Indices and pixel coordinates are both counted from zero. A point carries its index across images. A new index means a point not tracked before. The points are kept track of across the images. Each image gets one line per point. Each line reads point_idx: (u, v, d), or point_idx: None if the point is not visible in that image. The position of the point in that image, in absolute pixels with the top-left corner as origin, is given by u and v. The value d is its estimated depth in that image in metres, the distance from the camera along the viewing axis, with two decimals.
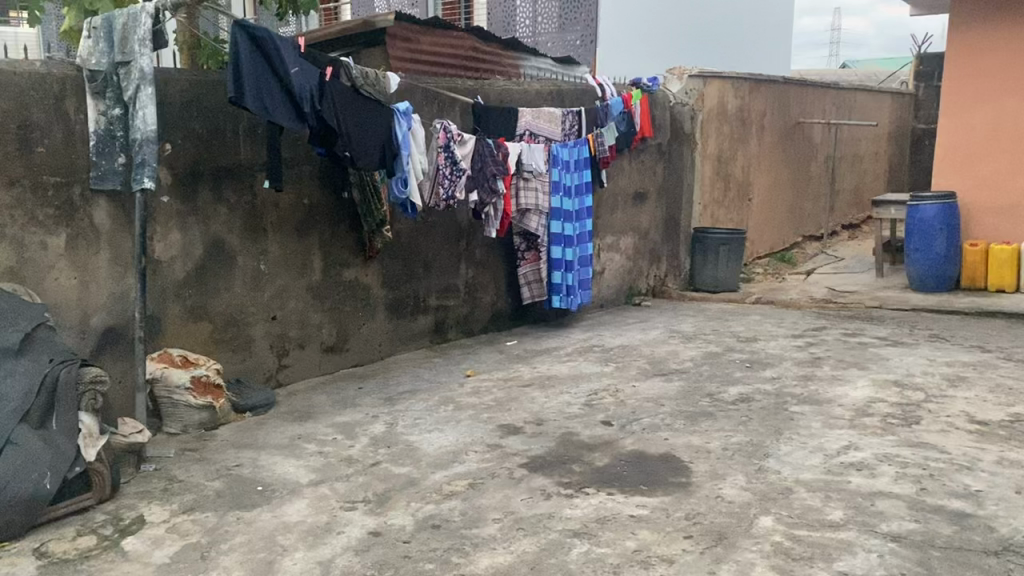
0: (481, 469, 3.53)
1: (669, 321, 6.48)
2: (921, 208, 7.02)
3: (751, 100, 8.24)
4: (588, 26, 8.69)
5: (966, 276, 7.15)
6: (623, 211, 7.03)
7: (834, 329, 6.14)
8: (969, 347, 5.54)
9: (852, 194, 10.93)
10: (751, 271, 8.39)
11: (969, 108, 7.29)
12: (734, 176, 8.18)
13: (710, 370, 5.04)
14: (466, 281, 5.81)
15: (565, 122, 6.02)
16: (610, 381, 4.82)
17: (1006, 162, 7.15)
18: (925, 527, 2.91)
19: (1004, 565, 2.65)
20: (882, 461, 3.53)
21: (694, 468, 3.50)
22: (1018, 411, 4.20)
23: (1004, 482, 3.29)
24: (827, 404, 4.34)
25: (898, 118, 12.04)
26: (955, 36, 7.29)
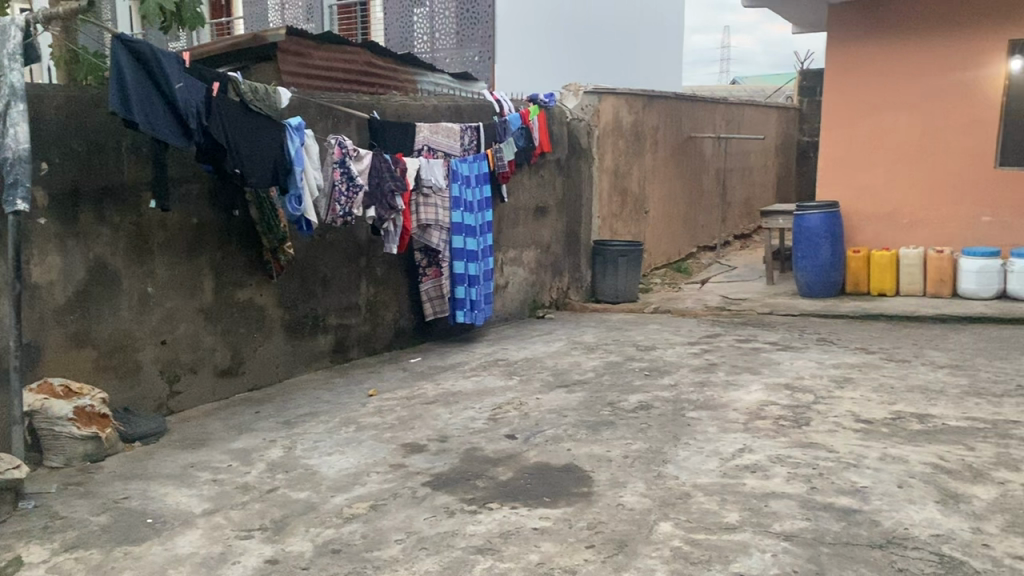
0: (383, 490, 3.48)
1: (572, 333, 6.56)
2: (806, 218, 7.34)
3: (645, 115, 8.44)
4: (485, 43, 8.74)
5: (850, 281, 7.49)
6: (524, 225, 7.08)
7: (728, 336, 6.33)
8: (853, 350, 5.80)
9: (742, 205, 11.33)
10: (650, 281, 8.57)
11: (849, 119, 7.66)
12: (631, 190, 8.36)
13: (611, 379, 5.12)
14: (366, 299, 5.72)
15: (464, 137, 6.06)
16: (513, 395, 4.83)
17: (883, 172, 7.56)
18: (816, 525, 3.01)
19: (888, 557, 2.78)
20: (776, 462, 3.65)
21: (596, 477, 3.54)
22: (899, 409, 4.41)
23: (887, 477, 3.45)
24: (721, 409, 4.46)
25: (784, 132, 12.56)
26: (834, 52, 7.63)
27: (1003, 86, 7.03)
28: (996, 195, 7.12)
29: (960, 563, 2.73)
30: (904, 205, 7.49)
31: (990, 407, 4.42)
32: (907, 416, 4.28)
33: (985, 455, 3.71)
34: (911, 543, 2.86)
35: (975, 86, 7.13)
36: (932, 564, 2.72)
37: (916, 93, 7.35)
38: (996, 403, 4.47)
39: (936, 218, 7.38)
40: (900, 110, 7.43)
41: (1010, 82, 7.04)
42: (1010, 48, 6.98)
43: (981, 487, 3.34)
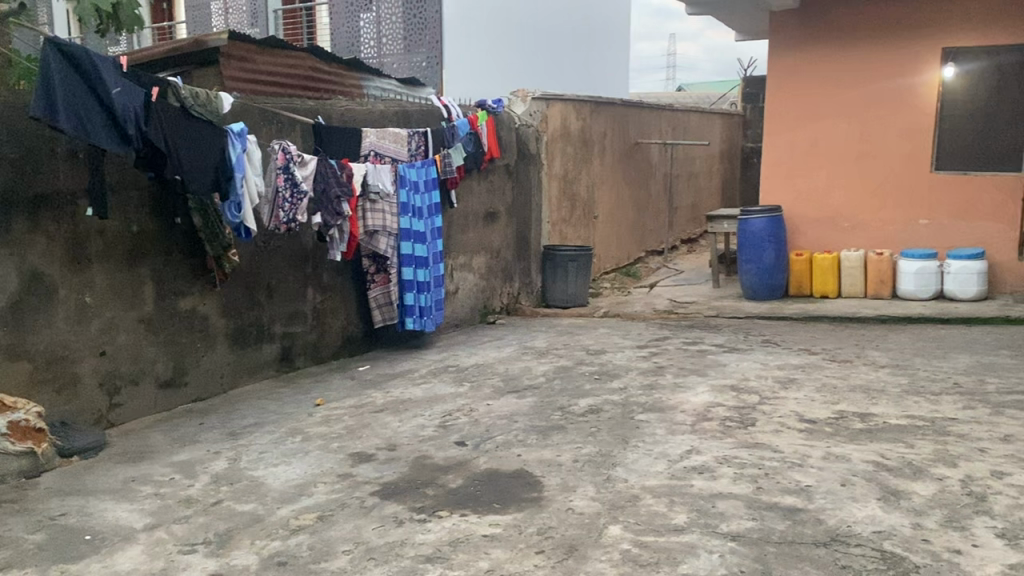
0: (331, 500, 3.43)
1: (522, 338, 6.56)
2: (750, 221, 7.45)
3: (592, 121, 8.49)
4: (433, 48, 8.72)
5: (793, 284, 7.63)
6: (474, 231, 7.06)
7: (676, 339, 6.39)
8: (798, 351, 5.90)
9: (689, 210, 11.48)
10: (599, 285, 8.63)
11: (790, 126, 7.82)
12: (580, 195, 8.41)
13: (561, 384, 5.13)
14: (313, 307, 5.65)
15: (411, 142, 6.03)
16: (463, 401, 4.81)
17: (823, 177, 7.73)
18: (762, 525, 3.05)
19: (832, 554, 2.82)
20: (722, 463, 3.69)
21: (546, 482, 3.54)
22: (842, 408, 4.50)
23: (831, 476, 3.51)
24: (670, 411, 4.50)
25: (729, 137, 12.76)
26: (775, 60, 7.77)
27: (938, 92, 7.23)
28: (932, 199, 7.32)
29: (901, 558, 2.78)
30: (844, 209, 7.67)
31: (929, 405, 4.53)
32: (849, 416, 4.37)
33: (924, 452, 3.80)
34: (854, 540, 2.92)
35: (910, 93, 7.32)
36: (874, 560, 2.77)
37: (854, 99, 7.53)
38: (934, 401, 4.59)
39: (876, 221, 7.56)
40: (840, 117, 7.61)
41: (943, 88, 7.25)
42: (944, 56, 7.19)
43: (921, 484, 3.42)
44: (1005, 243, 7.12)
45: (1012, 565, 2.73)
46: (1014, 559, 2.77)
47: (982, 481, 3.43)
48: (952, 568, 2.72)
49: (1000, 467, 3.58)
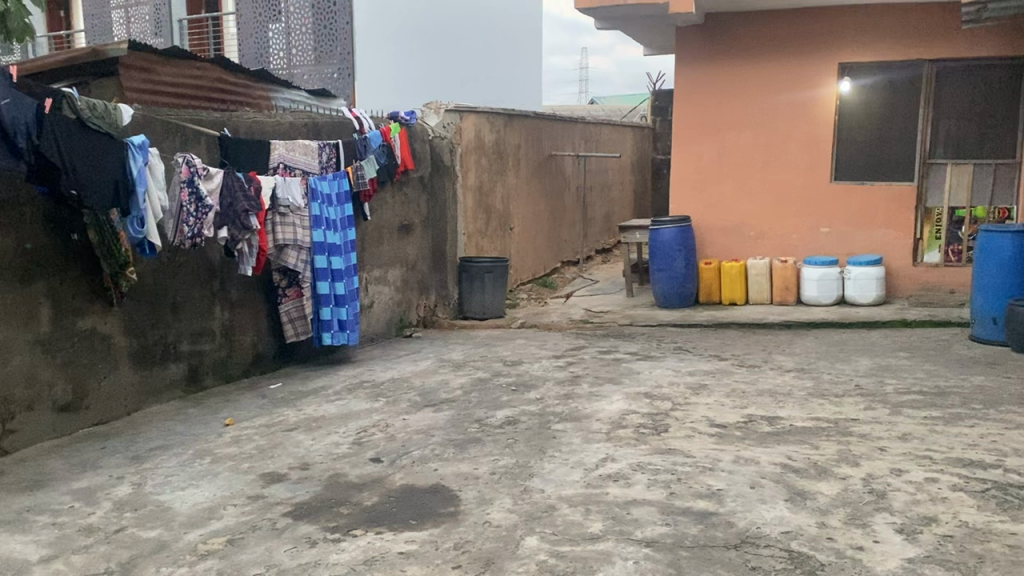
0: (241, 523, 3.33)
1: (439, 351, 6.53)
2: (660, 231, 7.60)
3: (506, 134, 8.54)
4: (344, 60, 8.63)
5: (703, 292, 7.81)
6: (388, 244, 6.99)
7: (591, 348, 6.47)
8: (708, 357, 6.05)
9: (602, 221, 11.65)
10: (516, 296, 8.67)
11: (698, 138, 8.01)
12: (495, 207, 8.43)
13: (478, 396, 5.11)
14: (221, 324, 5.49)
15: (322, 154, 5.96)
16: (379, 417, 4.75)
17: (729, 188, 7.95)
18: (675, 530, 3.11)
19: (742, 557, 2.89)
20: (637, 469, 3.74)
21: (463, 496, 3.52)
22: (750, 412, 4.63)
23: (741, 479, 3.60)
24: (585, 420, 4.54)
25: (639, 150, 13.02)
26: (681, 74, 7.93)
27: (835, 105, 7.55)
28: (833, 207, 7.64)
29: (808, 557, 2.87)
30: (751, 218, 7.92)
31: (832, 406, 4.70)
32: (758, 419, 4.49)
33: (827, 452, 3.93)
34: (763, 541, 3.00)
35: (810, 106, 7.62)
36: (782, 560, 2.85)
37: (758, 112, 7.78)
38: (837, 402, 4.77)
39: (780, 230, 7.84)
40: (745, 129, 7.84)
41: (841, 102, 7.57)
42: (840, 71, 7.51)
43: (825, 483, 3.54)
44: (900, 249, 7.47)
45: (911, 559, 2.85)
46: (912, 553, 2.89)
47: (883, 479, 3.57)
48: (854, 565, 2.81)
49: (899, 465, 3.74)
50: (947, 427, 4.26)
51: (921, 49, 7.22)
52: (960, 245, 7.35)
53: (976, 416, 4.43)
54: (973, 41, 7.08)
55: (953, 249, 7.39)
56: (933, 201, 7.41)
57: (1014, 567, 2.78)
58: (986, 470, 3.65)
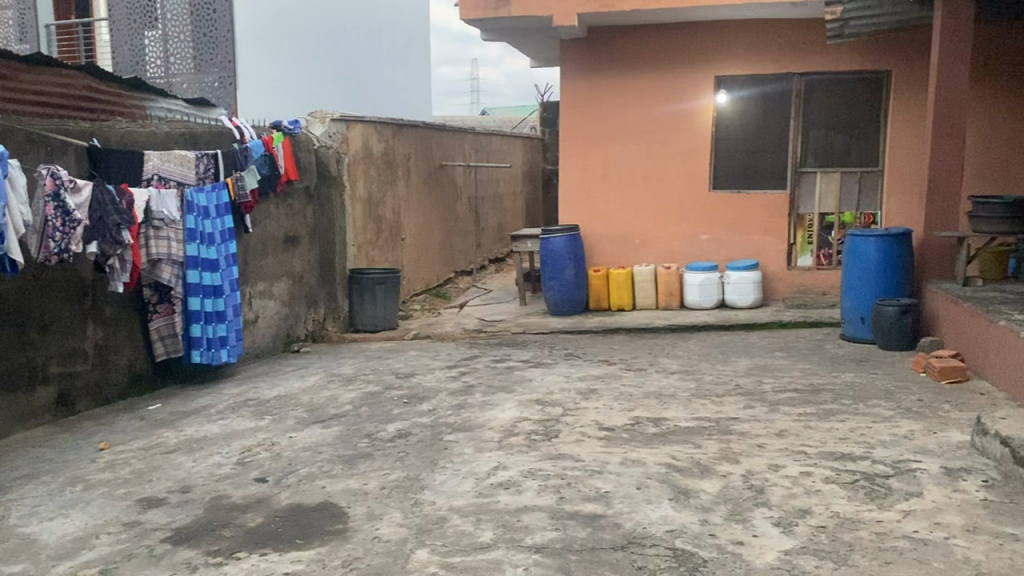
0: (114, 552, 3.17)
1: (329, 365, 6.41)
2: (551, 240, 7.68)
3: (395, 144, 8.48)
4: (225, 68, 8.31)
5: (592, 298, 7.95)
6: (273, 256, 6.82)
7: (484, 357, 6.48)
8: (598, 362, 6.16)
9: (495, 230, 11.72)
10: (410, 307, 8.62)
11: (583, 149, 8.16)
12: (385, 218, 8.35)
13: (369, 410, 5.04)
14: (94, 344, 5.23)
15: (199, 165, 5.81)
16: (264, 435, 4.61)
17: (615, 198, 8.15)
18: (563, 534, 3.14)
19: (628, 557, 2.95)
20: (527, 476, 3.76)
21: (351, 512, 3.46)
22: (638, 414, 4.74)
23: (628, 480, 3.67)
24: (477, 429, 4.54)
25: (530, 160, 13.18)
26: (567, 86, 8.06)
27: (712, 117, 7.83)
28: (712, 215, 7.94)
29: (691, 554, 2.95)
30: (636, 227, 8.13)
31: (715, 406, 4.86)
32: (644, 421, 4.60)
33: (710, 451, 4.06)
34: (649, 541, 3.07)
35: (689, 118, 7.88)
36: (667, 559, 2.92)
37: (640, 123, 8.00)
38: (718, 402, 4.93)
39: (662, 238, 8.09)
40: (628, 141, 8.04)
41: (717, 113, 7.86)
42: (716, 84, 7.80)
43: (707, 481, 3.65)
44: (775, 253, 7.83)
45: (787, 551, 2.97)
46: (788, 545, 3.02)
47: (761, 475, 3.71)
48: (735, 560, 2.91)
49: (776, 461, 3.89)
50: (820, 422, 4.47)
51: (790, 63, 7.57)
52: (830, 249, 7.78)
53: (846, 411, 4.66)
54: (838, 56, 7.47)
55: (825, 253, 7.81)
56: (804, 207, 7.78)
57: (881, 553, 2.93)
58: (856, 462, 3.84)
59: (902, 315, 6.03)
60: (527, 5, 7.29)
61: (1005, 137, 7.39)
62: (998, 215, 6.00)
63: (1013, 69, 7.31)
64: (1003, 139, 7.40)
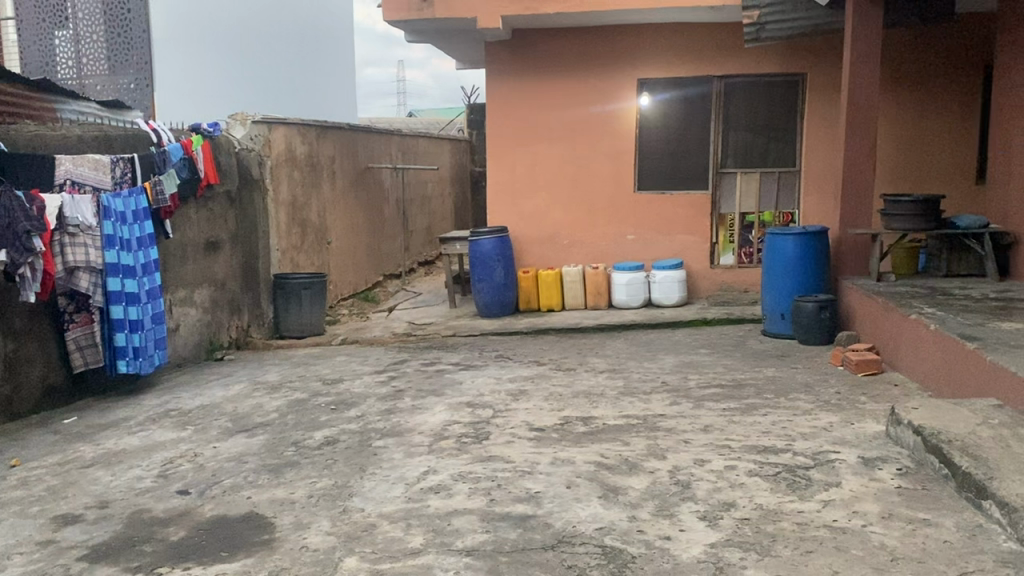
0: (27, 573, 3.04)
1: (254, 373, 6.28)
2: (479, 242, 7.68)
3: (319, 146, 8.36)
4: (141, 70, 8.11)
5: (522, 299, 7.99)
6: (194, 262, 6.64)
7: (413, 361, 6.44)
8: (528, 363, 6.18)
9: (423, 233, 11.68)
10: (337, 311, 8.51)
11: (511, 151, 8.18)
12: (310, 222, 8.22)
13: (295, 418, 4.95)
14: (5, 355, 4.97)
15: (115, 170, 5.60)
16: (187, 446, 4.49)
17: (542, 200, 8.20)
18: (494, 536, 3.14)
19: (558, 557, 2.96)
20: (458, 479, 3.75)
21: (278, 522, 3.39)
22: (567, 414, 4.78)
23: (557, 480, 3.70)
24: (406, 434, 4.51)
25: (457, 162, 13.17)
26: (493, 87, 8.06)
27: (636, 118, 7.95)
28: (637, 215, 8.06)
29: (620, 551, 2.99)
30: (563, 228, 8.19)
31: (642, 404, 4.94)
32: (573, 421, 4.64)
33: (638, 448, 4.12)
34: (579, 540, 3.09)
35: (614, 119, 7.98)
36: (596, 557, 2.95)
37: (567, 124, 8.06)
38: (645, 399, 5.00)
39: (590, 238, 8.17)
40: (554, 142, 8.10)
41: (641, 115, 7.98)
42: (639, 86, 7.92)
43: (635, 478, 3.70)
44: (698, 252, 8.00)
45: (712, 545, 3.03)
46: (714, 538, 3.08)
47: (687, 470, 3.78)
48: (663, 555, 2.96)
49: (701, 456, 3.97)
50: (743, 417, 4.57)
51: (710, 67, 7.74)
52: (751, 248, 7.99)
53: (768, 405, 4.78)
54: (757, 58, 7.65)
55: (746, 251, 8.02)
56: (726, 207, 7.96)
57: (803, 543, 3.02)
58: (779, 454, 3.95)
59: (821, 311, 6.21)
60: (451, 6, 7.31)
61: (914, 138, 7.70)
62: (909, 212, 6.21)
63: (920, 72, 7.62)
64: (912, 139, 7.70)
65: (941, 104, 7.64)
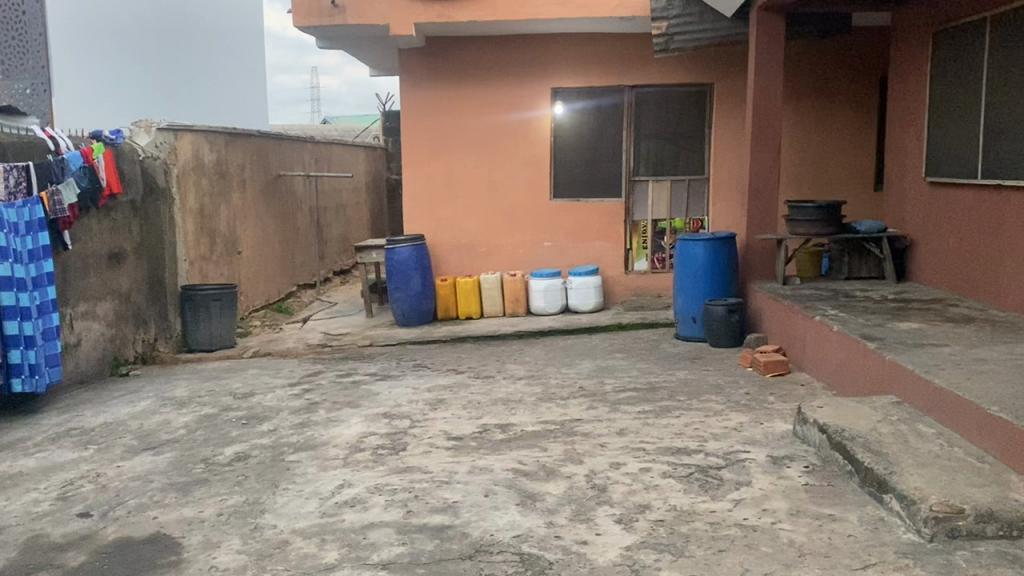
0: None
1: (161, 388, 6.06)
2: (396, 250, 7.60)
3: (228, 153, 8.16)
4: (38, 76, 6.89)
5: (440, 307, 7.93)
6: (96, 274, 6.38)
7: (328, 372, 6.33)
8: (447, 371, 6.16)
9: (339, 242, 11.52)
10: (249, 323, 8.31)
11: (427, 160, 8.13)
12: (220, 231, 8.01)
13: (204, 434, 4.80)
14: None
15: (8, 179, 5.36)
16: (88, 467, 4.30)
17: (460, 208, 8.18)
18: (411, 548, 3.11)
19: (476, 566, 2.95)
20: (374, 492, 3.70)
21: (186, 542, 3.28)
22: (485, 421, 4.77)
23: (475, 489, 3.68)
24: (320, 447, 4.43)
25: (373, 170, 13.05)
26: (407, 95, 8.01)
27: (551, 127, 8.02)
28: (553, 223, 8.13)
29: (537, 558, 2.99)
30: (481, 236, 8.20)
31: (559, 409, 4.97)
32: (492, 428, 4.63)
33: (555, 453, 4.14)
34: (496, 548, 3.08)
35: (528, 126, 8.03)
36: (514, 565, 2.95)
37: (481, 132, 8.06)
38: (563, 405, 5.04)
39: (506, 246, 8.20)
40: (470, 150, 8.10)
41: (555, 124, 8.06)
42: (553, 95, 8.00)
43: (553, 484, 3.71)
44: (613, 258, 8.13)
45: (629, 547, 3.06)
46: (629, 541, 3.11)
47: (604, 474, 3.82)
48: (579, 560, 2.97)
49: (617, 459, 4.02)
50: (658, 419, 4.66)
51: (621, 77, 7.87)
52: (663, 254, 8.18)
53: (681, 407, 4.87)
54: (667, 68, 7.82)
55: (658, 257, 8.19)
56: (639, 214, 8.12)
57: (715, 542, 3.08)
58: (691, 455, 4.02)
59: (730, 314, 6.37)
60: (363, 13, 7.25)
61: (815, 146, 7.99)
62: (812, 218, 6.44)
63: (820, 85, 7.92)
64: (814, 148, 7.99)
65: (839, 113, 7.95)
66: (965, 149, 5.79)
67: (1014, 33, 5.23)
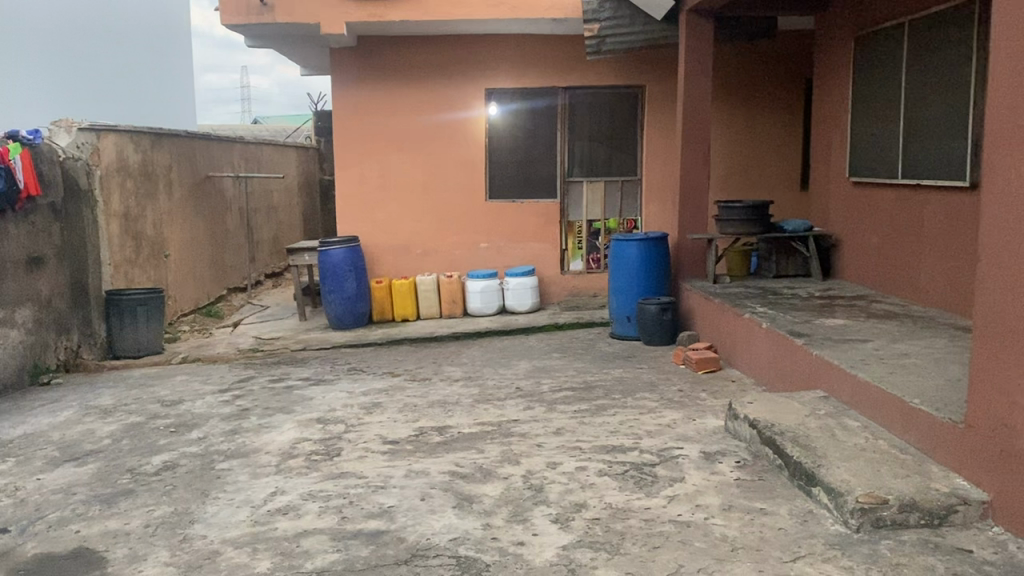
0: None
1: (85, 397, 5.86)
2: (329, 252, 7.50)
3: (153, 154, 7.93)
4: None
5: (376, 309, 7.85)
6: (14, 280, 6.14)
7: (260, 377, 6.20)
8: (382, 374, 6.10)
9: (270, 243, 11.33)
10: (177, 328, 8.10)
11: (360, 160, 8.04)
12: (146, 234, 7.79)
13: (131, 443, 4.66)
14: None
15: None
16: (6, 480, 4.13)
17: (395, 208, 8.12)
18: (345, 555, 3.06)
19: (411, 571, 2.92)
20: (308, 499, 3.64)
21: (111, 556, 3.17)
22: (421, 424, 4.74)
23: (412, 493, 3.65)
24: (253, 454, 4.33)
25: (305, 170, 12.87)
26: (340, 95, 7.91)
27: (485, 127, 8.01)
28: (489, 223, 8.13)
29: (473, 561, 2.98)
30: (416, 237, 8.15)
31: (496, 410, 4.97)
32: (428, 431, 4.61)
33: (492, 455, 4.13)
34: (432, 552, 3.06)
35: (463, 127, 8.01)
36: (450, 568, 2.93)
37: (415, 132, 8.01)
38: (499, 406, 5.04)
39: (442, 247, 8.17)
40: (405, 150, 8.04)
41: (490, 125, 8.06)
42: (487, 95, 7.99)
43: (490, 485, 3.70)
44: (548, 258, 8.17)
45: (565, 546, 3.08)
46: (565, 541, 3.12)
47: (540, 474, 3.83)
48: (517, 561, 2.97)
49: (554, 458, 4.03)
50: (593, 418, 4.69)
51: (555, 78, 7.90)
52: (598, 254, 8.25)
53: (616, 406, 4.91)
54: (600, 70, 7.88)
55: (593, 257, 8.26)
56: (573, 215, 8.18)
57: (650, 539, 3.11)
58: (626, 453, 4.06)
59: (663, 312, 6.46)
60: (292, 11, 7.12)
61: (744, 146, 8.15)
62: (742, 218, 6.56)
63: (749, 87, 8.09)
64: (744, 149, 8.15)
65: (768, 115, 8.14)
66: (887, 149, 5.97)
67: (934, 38, 5.40)
